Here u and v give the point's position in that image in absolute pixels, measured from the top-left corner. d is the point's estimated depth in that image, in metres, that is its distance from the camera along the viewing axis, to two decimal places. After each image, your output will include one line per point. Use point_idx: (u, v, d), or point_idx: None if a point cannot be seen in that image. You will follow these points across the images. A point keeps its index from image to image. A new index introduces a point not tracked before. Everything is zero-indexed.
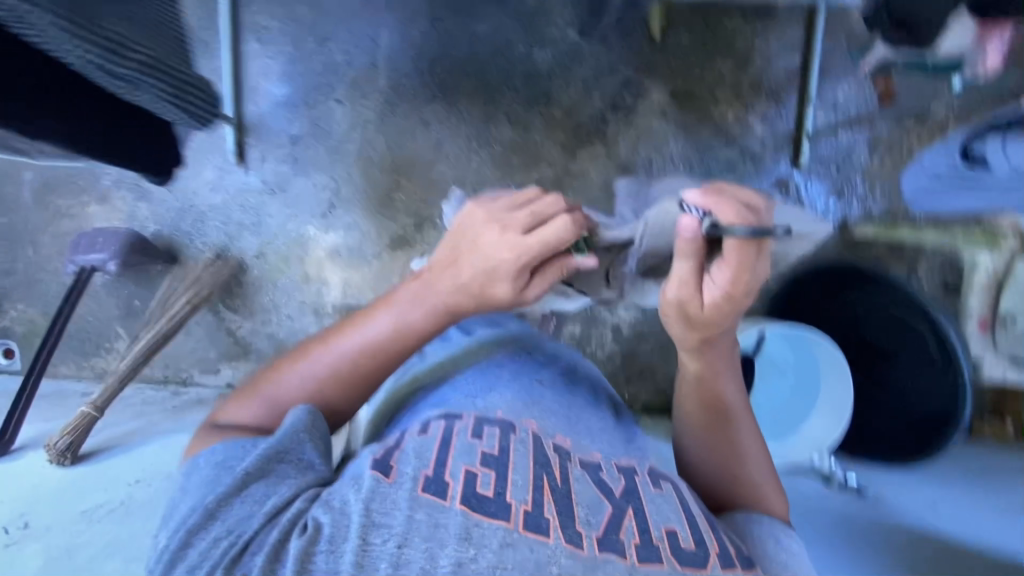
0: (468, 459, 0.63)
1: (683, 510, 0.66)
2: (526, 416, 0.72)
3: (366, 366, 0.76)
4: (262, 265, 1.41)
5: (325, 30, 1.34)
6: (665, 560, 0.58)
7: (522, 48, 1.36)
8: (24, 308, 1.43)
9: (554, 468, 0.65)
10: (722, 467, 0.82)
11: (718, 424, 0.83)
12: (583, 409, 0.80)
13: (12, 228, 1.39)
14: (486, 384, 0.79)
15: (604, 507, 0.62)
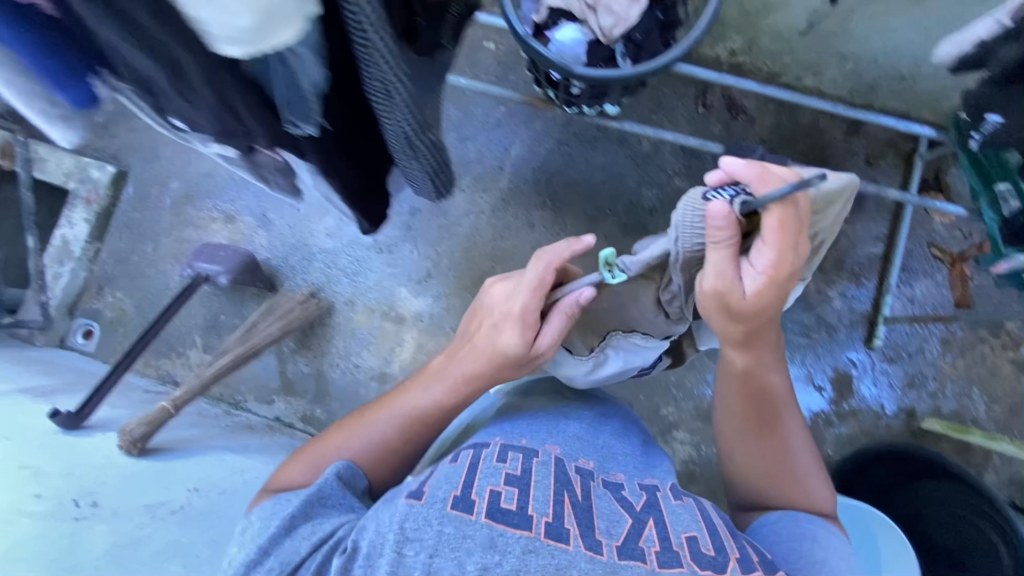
0: (496, 477, 0.65)
1: (704, 521, 0.69)
2: (547, 441, 0.76)
3: (401, 432, 0.84)
4: (348, 312, 1.49)
5: (467, 130, 1.54)
6: (686, 565, 0.60)
7: (632, 182, 1.50)
8: (119, 296, 1.50)
9: (576, 484, 0.68)
10: (768, 464, 0.84)
11: (768, 428, 0.85)
12: (607, 437, 0.82)
13: (140, 223, 1.50)
14: (512, 432, 0.77)
15: (623, 519, 0.65)
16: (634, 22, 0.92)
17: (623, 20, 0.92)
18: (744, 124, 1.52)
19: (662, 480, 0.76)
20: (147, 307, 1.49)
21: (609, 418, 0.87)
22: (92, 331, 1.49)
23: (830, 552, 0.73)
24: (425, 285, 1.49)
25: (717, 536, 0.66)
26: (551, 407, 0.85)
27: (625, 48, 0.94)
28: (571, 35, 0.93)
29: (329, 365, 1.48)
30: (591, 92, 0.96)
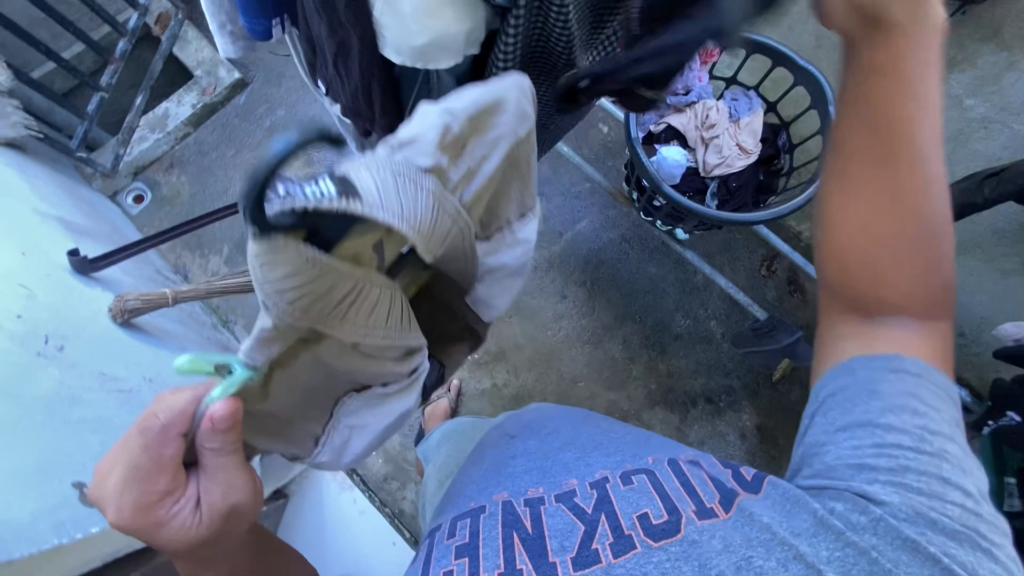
0: (448, 556, 0.59)
1: (663, 485, 0.58)
2: (497, 489, 0.66)
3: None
4: None
5: (549, 188, 1.59)
6: (644, 542, 0.54)
7: (670, 304, 1.52)
8: (180, 179, 1.58)
9: (525, 518, 0.59)
10: (912, 288, 0.55)
11: (902, 205, 0.52)
12: (562, 445, 0.70)
13: (233, 129, 1.60)
14: (479, 484, 0.69)
15: (577, 527, 0.56)
16: (736, 171, 0.97)
17: (728, 164, 0.97)
18: (798, 302, 1.50)
19: (605, 459, 0.65)
20: (199, 201, 1.57)
21: (559, 422, 0.77)
22: (142, 199, 1.56)
23: (914, 396, 0.55)
24: None
25: (670, 496, 0.57)
26: (501, 450, 0.74)
27: (717, 187, 0.99)
28: (671, 155, 0.97)
29: None
30: (670, 212, 1.00)
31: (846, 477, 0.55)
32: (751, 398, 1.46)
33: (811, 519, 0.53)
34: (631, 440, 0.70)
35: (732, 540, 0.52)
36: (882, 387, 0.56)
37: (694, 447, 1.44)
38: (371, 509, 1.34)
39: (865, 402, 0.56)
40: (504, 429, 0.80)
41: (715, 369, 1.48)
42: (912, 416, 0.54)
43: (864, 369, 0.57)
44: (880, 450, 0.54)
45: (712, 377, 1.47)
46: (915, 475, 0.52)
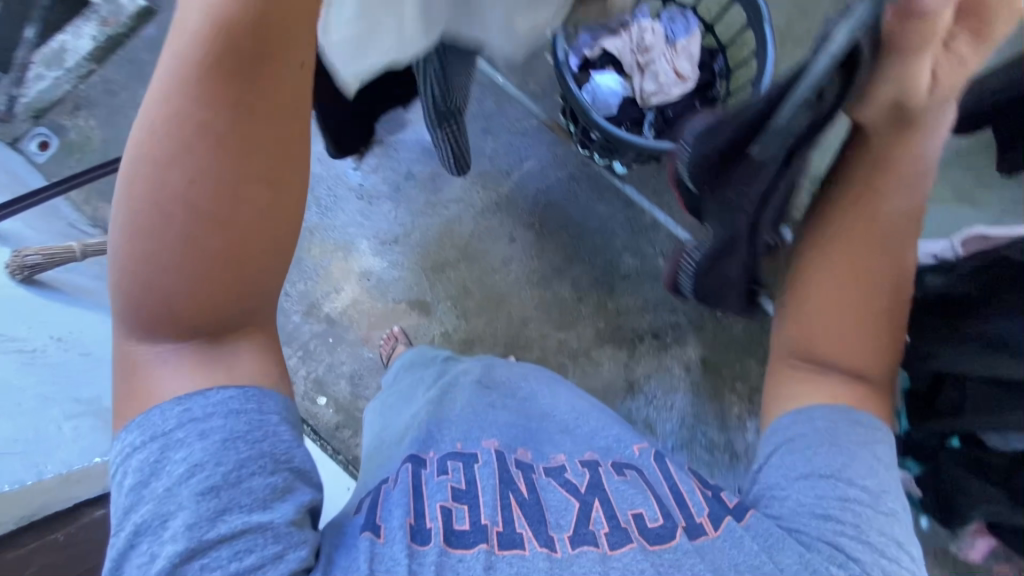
0: (443, 494, 0.63)
1: (652, 490, 0.66)
2: (480, 440, 0.73)
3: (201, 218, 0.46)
4: (303, 240, 1.47)
5: (493, 126, 1.52)
6: (639, 541, 0.59)
7: (618, 244, 1.51)
8: (89, 122, 1.44)
9: (519, 483, 0.65)
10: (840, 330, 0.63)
11: (878, 302, 0.62)
12: (544, 420, 0.79)
13: (143, 64, 1.45)
14: (464, 432, 0.75)
15: (571, 506, 0.63)
16: (672, 100, 0.94)
17: (665, 93, 0.94)
18: None
19: (584, 435, 0.77)
20: (113, 145, 1.44)
21: (532, 384, 0.87)
22: (48, 145, 1.42)
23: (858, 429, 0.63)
24: (389, 248, 1.48)
25: (662, 504, 0.64)
26: (482, 406, 0.81)
27: (654, 118, 0.95)
28: (606, 84, 0.94)
29: None
30: (604, 147, 0.98)
31: (816, 516, 0.58)
32: (695, 333, 1.50)
33: (799, 560, 0.56)
34: (604, 425, 0.79)
35: (719, 552, 0.58)
36: (840, 441, 0.62)
37: (641, 381, 1.48)
38: (323, 458, 1.31)
39: (822, 453, 0.61)
40: (467, 377, 0.87)
41: (662, 306, 1.50)
42: (859, 464, 0.60)
43: (823, 422, 0.63)
44: (846, 504, 0.58)
45: (659, 314, 1.50)
46: (854, 516, 0.57)
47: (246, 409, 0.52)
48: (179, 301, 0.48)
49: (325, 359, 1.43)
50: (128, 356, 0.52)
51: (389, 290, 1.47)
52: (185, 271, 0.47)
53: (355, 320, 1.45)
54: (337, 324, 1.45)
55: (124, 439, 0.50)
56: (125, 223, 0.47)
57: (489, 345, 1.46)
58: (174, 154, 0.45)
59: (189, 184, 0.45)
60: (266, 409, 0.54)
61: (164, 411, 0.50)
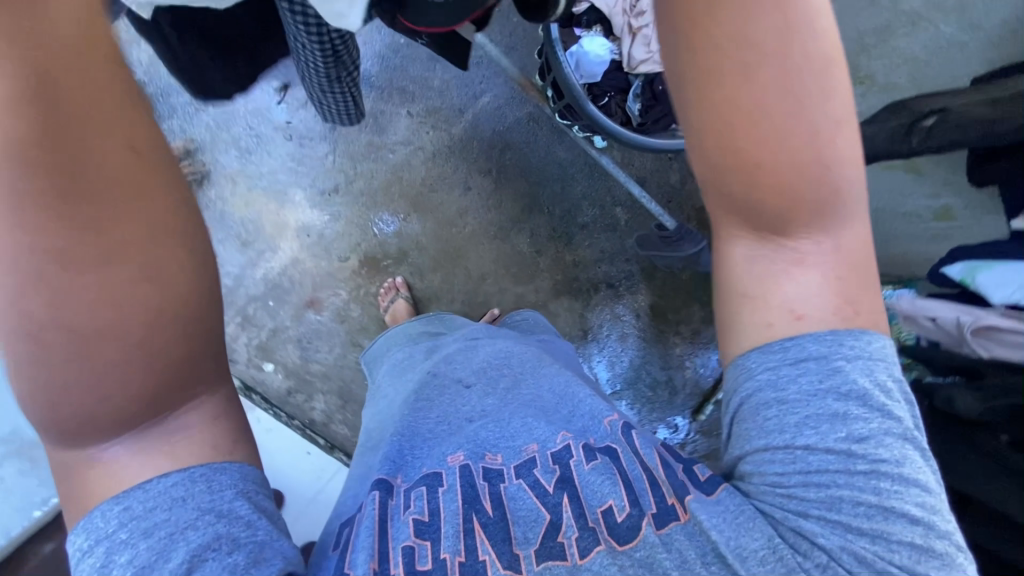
0: (406, 532, 0.55)
1: (627, 468, 0.58)
2: (450, 450, 0.63)
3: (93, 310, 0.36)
4: (227, 190, 1.31)
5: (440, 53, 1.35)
6: (606, 543, 0.53)
7: (578, 190, 1.45)
8: None
9: (486, 501, 0.57)
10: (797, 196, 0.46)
11: (800, 136, 0.44)
12: (522, 403, 0.68)
13: None
14: (432, 440, 0.66)
15: (542, 515, 0.55)
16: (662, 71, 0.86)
17: (655, 63, 0.85)
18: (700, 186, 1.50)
19: (568, 407, 0.68)
20: None
21: (524, 359, 0.77)
22: None
23: (787, 373, 0.50)
24: (330, 198, 1.34)
25: (634, 487, 0.56)
26: (452, 397, 0.71)
27: (641, 89, 0.89)
28: (591, 54, 0.87)
29: None
30: (587, 125, 0.93)
31: (777, 490, 0.50)
32: (649, 279, 1.51)
33: (765, 543, 0.49)
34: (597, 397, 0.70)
35: (688, 541, 0.52)
36: (813, 405, 0.49)
37: (595, 330, 1.51)
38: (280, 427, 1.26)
39: (775, 417, 0.50)
40: (453, 366, 0.76)
41: (619, 256, 1.49)
42: (837, 425, 0.48)
43: (767, 374, 0.50)
44: (809, 481, 0.48)
45: (615, 264, 1.49)
46: (848, 504, 0.47)
47: (193, 494, 0.42)
48: (103, 402, 0.38)
49: (267, 325, 1.33)
50: (70, 476, 0.41)
51: (332, 246, 1.34)
52: (111, 367, 0.37)
53: (298, 280, 1.33)
54: (276, 286, 1.33)
55: (74, 544, 0.41)
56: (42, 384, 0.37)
57: (447, 302, 1.40)
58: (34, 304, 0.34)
59: (69, 305, 0.35)
60: (218, 487, 0.43)
61: (116, 514, 0.41)
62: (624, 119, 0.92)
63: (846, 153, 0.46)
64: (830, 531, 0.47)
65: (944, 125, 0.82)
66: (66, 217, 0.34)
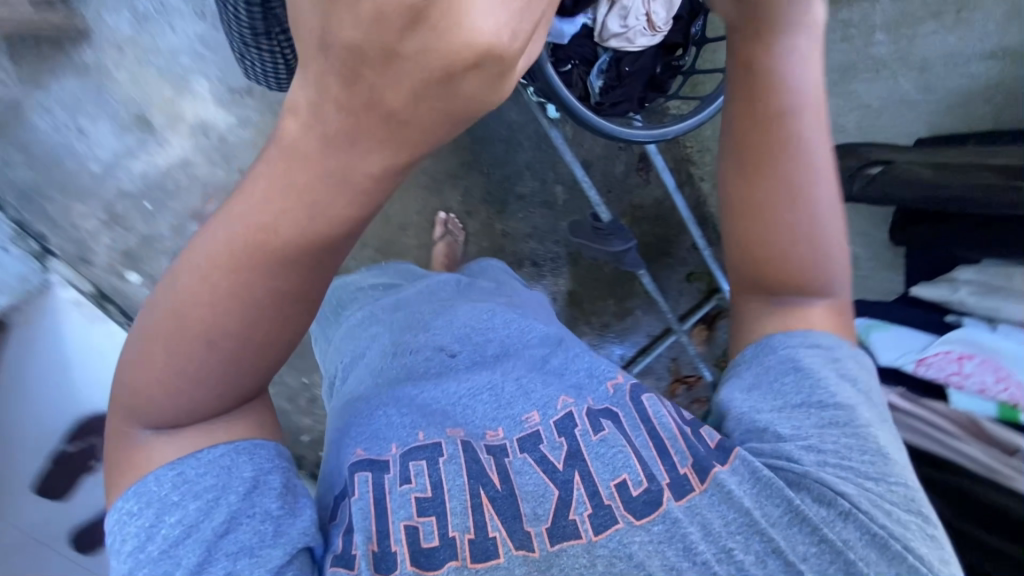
0: (407, 511, 0.52)
1: (631, 438, 0.58)
2: (446, 423, 0.60)
3: (184, 362, 0.42)
4: (108, 57, 1.08)
5: None
6: (625, 519, 0.52)
7: (522, 158, 1.36)
8: None
9: (492, 473, 0.55)
10: (801, 258, 0.56)
11: (799, 203, 0.53)
12: (522, 372, 0.65)
13: None
14: (416, 416, 0.60)
15: (551, 492, 0.54)
16: (633, 52, 0.84)
17: (628, 39, 0.81)
18: (640, 181, 1.48)
19: (557, 368, 0.66)
20: None
21: (507, 320, 0.74)
22: None
23: (808, 362, 0.57)
24: (242, 99, 1.15)
25: (645, 459, 0.56)
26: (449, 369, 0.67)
27: (607, 65, 0.85)
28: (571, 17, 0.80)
29: (35, 106, 1.07)
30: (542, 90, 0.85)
31: (793, 464, 0.54)
32: (572, 266, 1.47)
33: (787, 507, 0.52)
34: (575, 356, 0.69)
35: (708, 513, 0.52)
36: (803, 396, 0.56)
37: None
38: None
39: (792, 381, 0.57)
40: (433, 335, 0.72)
41: (548, 235, 1.44)
42: (841, 382, 0.57)
43: (786, 351, 0.59)
44: (824, 431, 0.55)
45: (542, 243, 1.44)
46: (858, 456, 0.54)
47: (238, 464, 0.48)
48: (186, 408, 0.45)
49: (139, 228, 1.15)
50: (124, 443, 0.47)
51: (233, 155, 1.17)
52: (196, 391, 0.44)
53: (186, 185, 1.16)
54: (154, 186, 1.14)
55: (121, 509, 0.46)
56: (139, 388, 0.44)
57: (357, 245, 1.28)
58: (151, 359, 0.42)
59: (171, 360, 0.42)
60: (259, 458, 0.49)
61: (165, 482, 0.46)
62: (581, 93, 0.87)
63: (829, 227, 0.55)
64: (844, 511, 0.51)
65: (893, 178, 0.86)
66: (174, 319, 0.41)
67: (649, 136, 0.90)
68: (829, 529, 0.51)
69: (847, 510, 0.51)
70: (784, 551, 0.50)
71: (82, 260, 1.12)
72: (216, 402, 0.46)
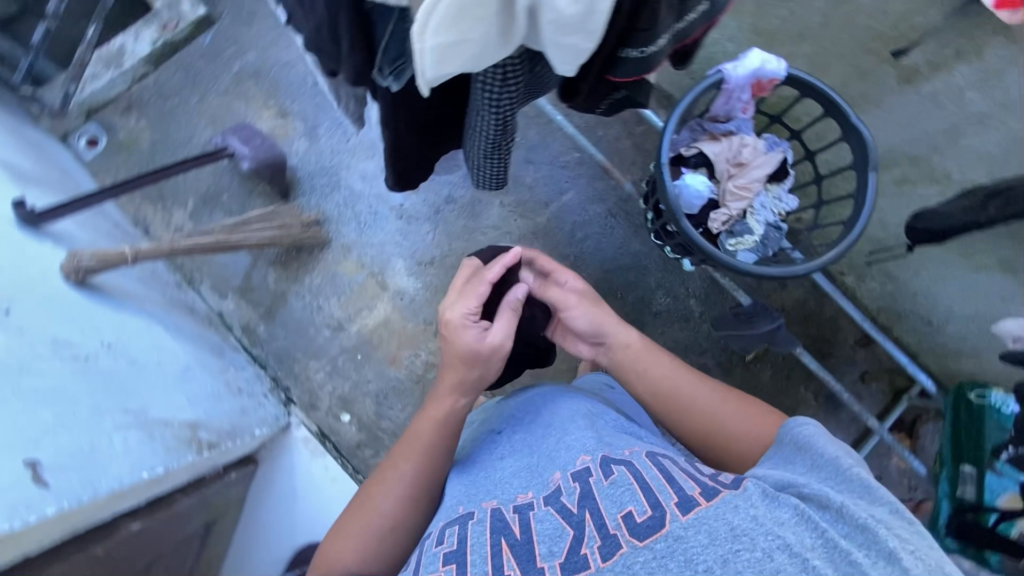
0: (435, 564, 0.57)
1: (640, 478, 0.57)
2: (486, 497, 0.65)
3: (389, 512, 0.74)
4: (339, 255, 1.47)
5: (535, 156, 1.53)
6: (626, 546, 0.51)
7: (653, 282, 1.50)
8: (142, 126, 1.49)
9: (514, 525, 0.57)
10: (709, 439, 0.77)
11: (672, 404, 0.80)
12: (545, 438, 0.71)
13: (197, 74, 1.49)
14: (488, 485, 0.68)
15: (566, 532, 0.54)
16: (767, 212, 0.95)
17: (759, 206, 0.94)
18: (775, 285, 1.46)
19: (574, 438, 0.68)
20: (160, 150, 1.48)
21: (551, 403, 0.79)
22: (96, 143, 1.47)
23: (814, 438, 0.62)
24: (425, 268, 1.47)
25: (651, 492, 0.55)
26: (508, 443, 0.75)
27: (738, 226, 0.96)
28: (689, 186, 0.92)
29: (292, 294, 1.45)
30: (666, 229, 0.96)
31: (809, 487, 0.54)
32: (724, 376, 1.48)
33: (793, 511, 0.51)
34: (596, 423, 0.71)
35: (713, 522, 0.50)
36: (807, 454, 0.60)
37: None
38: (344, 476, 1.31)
39: (809, 462, 0.60)
40: (495, 424, 0.82)
41: (693, 348, 1.48)
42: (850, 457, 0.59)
43: (808, 435, 0.62)
44: (845, 479, 0.56)
45: (688, 356, 1.49)
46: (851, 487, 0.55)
47: None
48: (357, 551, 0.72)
49: (353, 377, 1.43)
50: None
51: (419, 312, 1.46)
52: (376, 532, 0.74)
53: (386, 340, 1.44)
54: (365, 342, 1.44)
55: None
56: (347, 533, 0.74)
57: (517, 375, 1.45)
58: (357, 515, 0.75)
59: (366, 513, 0.75)
60: None
61: None
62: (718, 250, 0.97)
63: (724, 422, 0.77)
64: (843, 514, 0.50)
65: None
66: (386, 482, 0.76)
67: (780, 271, 0.88)
68: (831, 525, 0.51)
69: (841, 507, 0.51)
70: (799, 550, 0.47)
71: (311, 406, 1.41)
72: (395, 531, 0.74)
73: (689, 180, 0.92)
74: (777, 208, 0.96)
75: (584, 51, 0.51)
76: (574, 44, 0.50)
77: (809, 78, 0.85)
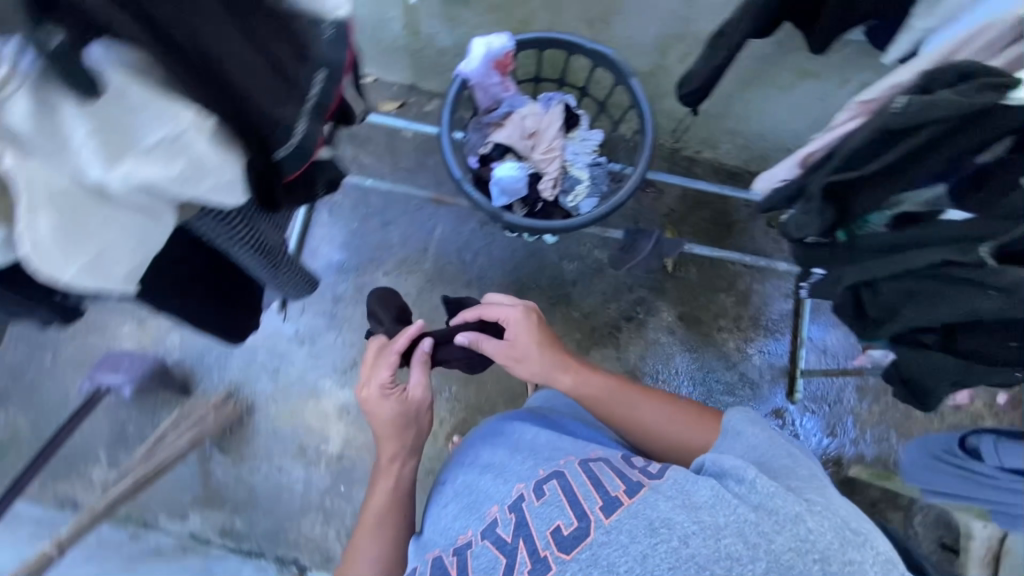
0: None
1: (569, 492, 0.67)
2: (439, 544, 0.74)
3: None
4: (270, 411, 1.42)
5: (389, 215, 1.53)
6: (557, 558, 0.61)
7: (554, 257, 1.55)
8: (14, 413, 1.41)
9: (454, 566, 0.67)
10: (653, 439, 0.89)
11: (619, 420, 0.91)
12: (485, 475, 0.80)
13: (36, 335, 1.42)
14: (439, 528, 0.78)
15: (499, 562, 0.64)
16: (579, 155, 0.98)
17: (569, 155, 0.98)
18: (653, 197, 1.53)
19: (515, 474, 0.76)
20: (45, 424, 1.41)
21: (489, 442, 0.88)
22: None
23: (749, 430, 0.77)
24: (354, 372, 1.45)
25: (578, 505, 0.65)
26: (455, 483, 0.84)
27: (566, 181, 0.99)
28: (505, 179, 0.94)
29: (248, 472, 1.40)
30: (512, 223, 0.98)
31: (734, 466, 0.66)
32: (661, 295, 1.56)
33: (711, 491, 0.62)
34: (536, 453, 0.79)
35: (631, 521, 0.61)
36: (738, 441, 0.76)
37: (638, 365, 1.54)
38: None
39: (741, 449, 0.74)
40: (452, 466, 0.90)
41: (622, 290, 1.55)
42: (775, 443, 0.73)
43: (743, 423, 0.78)
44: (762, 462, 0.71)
45: (622, 299, 1.55)
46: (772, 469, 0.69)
47: None
48: None
49: (348, 508, 1.39)
50: None
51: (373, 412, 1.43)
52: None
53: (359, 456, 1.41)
54: (342, 471, 1.40)
55: None
56: None
57: (492, 409, 1.45)
58: None
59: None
60: None
61: None
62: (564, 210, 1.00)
63: (661, 428, 0.88)
64: (749, 497, 0.62)
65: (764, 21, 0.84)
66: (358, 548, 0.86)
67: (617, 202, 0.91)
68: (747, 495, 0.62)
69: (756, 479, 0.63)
70: (713, 530, 0.57)
71: (326, 559, 1.37)
72: None
73: (501, 174, 0.94)
74: (585, 147, 0.99)
75: (237, 185, 0.53)
76: (221, 184, 0.52)
77: (537, 34, 0.86)
